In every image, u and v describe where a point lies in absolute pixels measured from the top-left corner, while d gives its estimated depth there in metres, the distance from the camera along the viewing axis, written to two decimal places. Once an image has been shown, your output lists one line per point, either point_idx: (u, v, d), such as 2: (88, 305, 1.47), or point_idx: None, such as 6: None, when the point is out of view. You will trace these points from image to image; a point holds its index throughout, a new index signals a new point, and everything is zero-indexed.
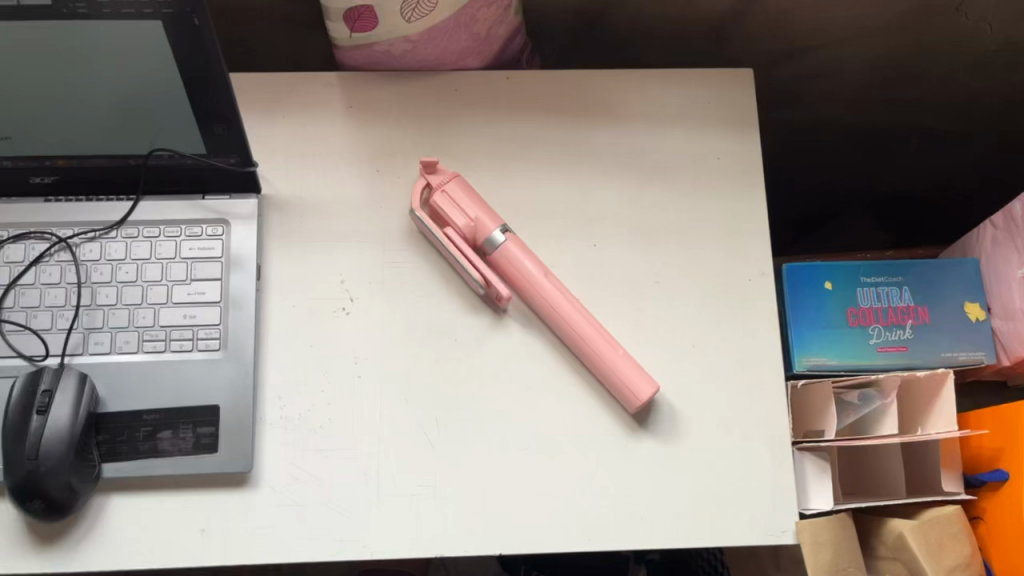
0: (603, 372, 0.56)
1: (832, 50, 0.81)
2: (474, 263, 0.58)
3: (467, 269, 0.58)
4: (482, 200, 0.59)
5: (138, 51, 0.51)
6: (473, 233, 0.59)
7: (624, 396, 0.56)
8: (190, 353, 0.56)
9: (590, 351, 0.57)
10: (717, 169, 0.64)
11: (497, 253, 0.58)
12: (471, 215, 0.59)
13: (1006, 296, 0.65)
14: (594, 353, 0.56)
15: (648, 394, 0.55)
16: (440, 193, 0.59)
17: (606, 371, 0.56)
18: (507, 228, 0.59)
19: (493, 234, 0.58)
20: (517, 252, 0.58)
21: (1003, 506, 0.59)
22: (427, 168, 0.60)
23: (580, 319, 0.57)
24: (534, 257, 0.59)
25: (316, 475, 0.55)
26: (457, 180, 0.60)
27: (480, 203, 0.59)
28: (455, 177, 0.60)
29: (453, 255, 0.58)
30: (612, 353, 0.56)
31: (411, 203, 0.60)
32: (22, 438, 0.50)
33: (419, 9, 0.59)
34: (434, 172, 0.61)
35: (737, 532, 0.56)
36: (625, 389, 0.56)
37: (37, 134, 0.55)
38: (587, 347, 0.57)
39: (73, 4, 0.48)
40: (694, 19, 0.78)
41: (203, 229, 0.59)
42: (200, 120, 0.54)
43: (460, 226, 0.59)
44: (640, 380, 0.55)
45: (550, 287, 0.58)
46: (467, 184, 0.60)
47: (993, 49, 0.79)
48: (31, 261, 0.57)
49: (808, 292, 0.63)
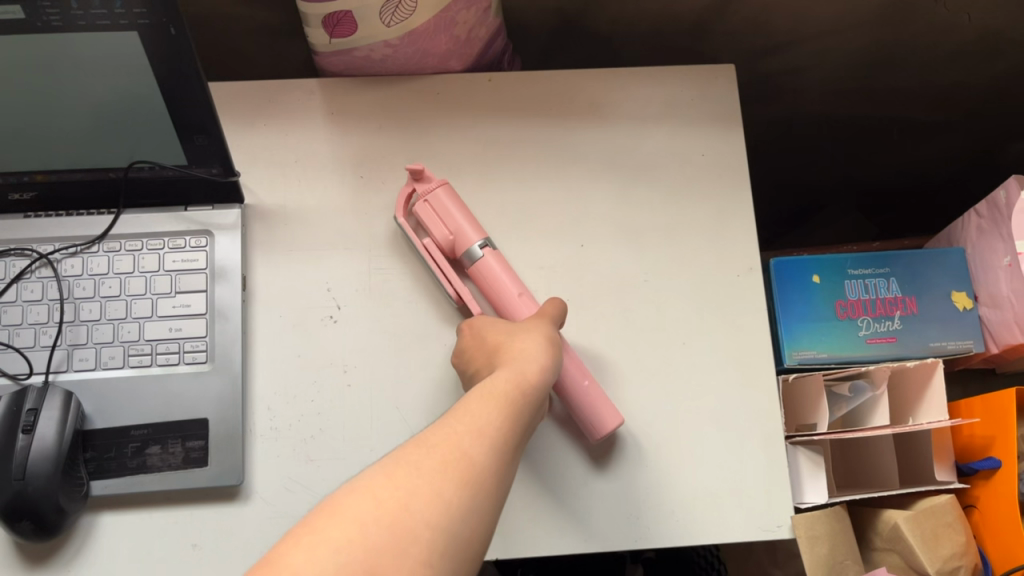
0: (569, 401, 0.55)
1: (813, 43, 0.81)
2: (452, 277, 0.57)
3: (443, 283, 0.57)
4: (466, 210, 0.58)
5: (117, 62, 0.50)
6: (453, 245, 0.58)
7: (588, 425, 0.55)
8: (177, 366, 0.56)
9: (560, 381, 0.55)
10: (702, 166, 0.64)
11: (474, 267, 0.57)
12: (450, 228, 0.57)
13: (992, 285, 0.65)
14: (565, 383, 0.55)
15: (611, 426, 0.54)
16: (423, 203, 0.58)
17: (573, 401, 0.55)
18: (489, 241, 0.58)
19: (472, 247, 0.57)
20: (494, 266, 0.57)
21: (996, 493, 0.60)
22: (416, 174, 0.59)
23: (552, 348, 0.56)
24: (510, 275, 0.57)
25: (307, 487, 0.54)
26: (444, 188, 0.58)
27: (466, 214, 0.58)
28: (442, 185, 0.59)
29: (431, 267, 0.58)
30: (578, 383, 0.55)
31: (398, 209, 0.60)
32: (8, 458, 0.49)
33: (398, 14, 0.58)
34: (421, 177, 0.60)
35: (735, 529, 0.55)
36: (590, 418, 0.55)
37: (17, 148, 0.54)
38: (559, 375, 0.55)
39: (47, 17, 0.47)
40: (675, 16, 0.78)
41: (186, 241, 0.58)
42: (179, 132, 0.54)
43: (439, 238, 0.58)
44: (605, 413, 0.55)
45: (521, 309, 0.56)
46: (454, 194, 0.59)
47: (972, 37, 0.80)
48: (12, 278, 0.56)
49: (795, 286, 0.63)
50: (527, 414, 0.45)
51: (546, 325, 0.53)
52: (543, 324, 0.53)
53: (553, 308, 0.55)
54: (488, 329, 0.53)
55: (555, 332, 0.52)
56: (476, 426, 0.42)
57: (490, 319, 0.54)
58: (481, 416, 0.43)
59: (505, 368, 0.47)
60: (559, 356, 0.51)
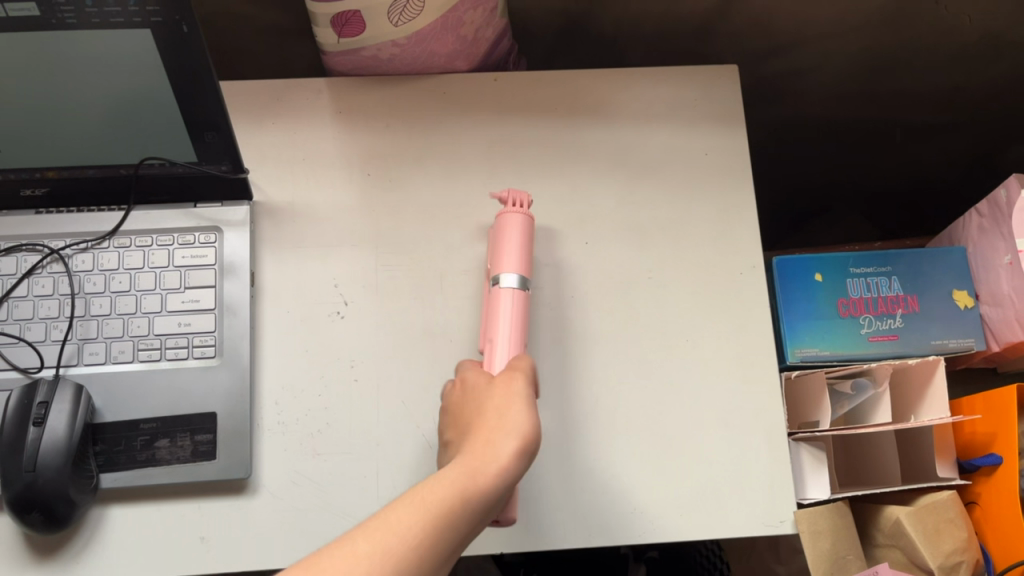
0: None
1: (816, 46, 0.82)
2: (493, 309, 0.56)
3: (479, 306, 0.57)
4: (508, 242, 0.53)
5: (128, 60, 0.51)
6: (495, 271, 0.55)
7: None
8: (186, 361, 0.56)
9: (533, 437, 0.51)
10: (705, 165, 0.65)
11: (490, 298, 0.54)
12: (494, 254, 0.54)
13: (994, 284, 0.65)
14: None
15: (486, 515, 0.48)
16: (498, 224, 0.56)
17: None
18: (505, 278, 0.52)
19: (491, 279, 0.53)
20: (490, 305, 0.52)
21: (998, 489, 0.60)
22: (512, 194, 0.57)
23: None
24: (511, 326, 0.51)
25: (315, 481, 0.55)
26: (510, 214, 0.54)
27: (521, 251, 0.53)
28: (510, 215, 0.54)
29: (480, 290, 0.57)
30: None
31: None
32: (20, 451, 0.50)
33: (406, 14, 0.59)
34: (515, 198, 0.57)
35: (738, 523, 0.56)
36: None
37: (29, 145, 0.55)
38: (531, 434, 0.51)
39: (62, 14, 0.49)
40: (678, 17, 0.79)
41: (196, 237, 0.59)
42: (189, 129, 0.55)
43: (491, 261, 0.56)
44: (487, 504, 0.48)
45: (489, 358, 0.51)
46: (525, 228, 0.54)
47: (972, 40, 0.81)
48: (24, 273, 0.57)
49: (798, 284, 0.64)
50: (461, 529, 0.40)
51: (520, 397, 0.46)
52: (522, 403, 0.45)
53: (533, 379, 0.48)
54: (467, 400, 0.48)
55: (534, 416, 0.45)
56: (383, 549, 0.37)
57: (477, 376, 0.48)
58: (397, 532, 0.38)
59: (456, 466, 0.42)
60: (528, 450, 0.44)
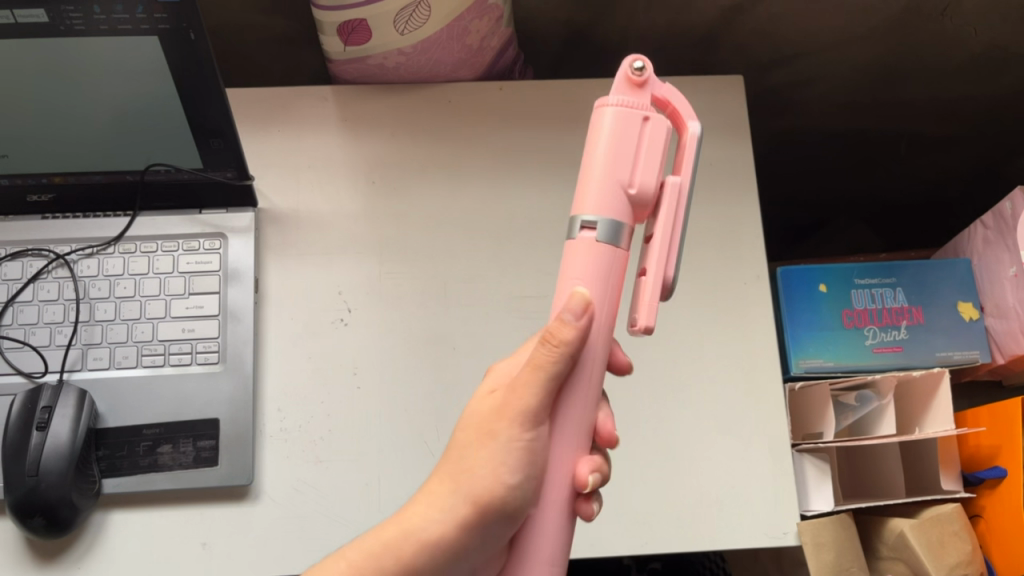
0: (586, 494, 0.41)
1: (821, 56, 0.83)
2: (665, 255, 0.41)
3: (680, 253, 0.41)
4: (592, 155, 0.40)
5: (136, 66, 0.53)
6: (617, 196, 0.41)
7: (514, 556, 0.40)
8: (189, 367, 0.56)
9: (602, 464, 0.40)
10: (710, 175, 0.65)
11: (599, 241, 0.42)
12: None
13: (999, 297, 0.65)
14: (596, 467, 0.39)
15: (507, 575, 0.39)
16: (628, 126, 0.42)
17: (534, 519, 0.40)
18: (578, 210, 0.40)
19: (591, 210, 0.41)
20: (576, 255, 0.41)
21: (1002, 503, 0.60)
22: (636, 72, 0.40)
23: (570, 437, 0.39)
24: (573, 283, 0.39)
25: (316, 487, 0.55)
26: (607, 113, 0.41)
27: (606, 161, 0.40)
28: (603, 109, 0.41)
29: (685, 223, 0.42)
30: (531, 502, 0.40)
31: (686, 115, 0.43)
32: (22, 455, 0.50)
33: (412, 22, 0.59)
34: (644, 77, 0.40)
35: (740, 535, 0.56)
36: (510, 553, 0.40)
37: (36, 151, 0.56)
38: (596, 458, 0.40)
39: (70, 21, 0.50)
40: (683, 27, 0.79)
41: (200, 243, 0.59)
42: (196, 135, 0.56)
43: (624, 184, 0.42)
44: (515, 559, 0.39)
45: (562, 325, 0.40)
46: (614, 127, 0.40)
47: (978, 52, 0.81)
48: (29, 278, 0.57)
49: (802, 295, 0.64)
50: None
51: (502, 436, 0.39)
52: (489, 449, 0.39)
53: (528, 409, 0.38)
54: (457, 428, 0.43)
55: (497, 466, 0.39)
56: None
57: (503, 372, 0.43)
58: None
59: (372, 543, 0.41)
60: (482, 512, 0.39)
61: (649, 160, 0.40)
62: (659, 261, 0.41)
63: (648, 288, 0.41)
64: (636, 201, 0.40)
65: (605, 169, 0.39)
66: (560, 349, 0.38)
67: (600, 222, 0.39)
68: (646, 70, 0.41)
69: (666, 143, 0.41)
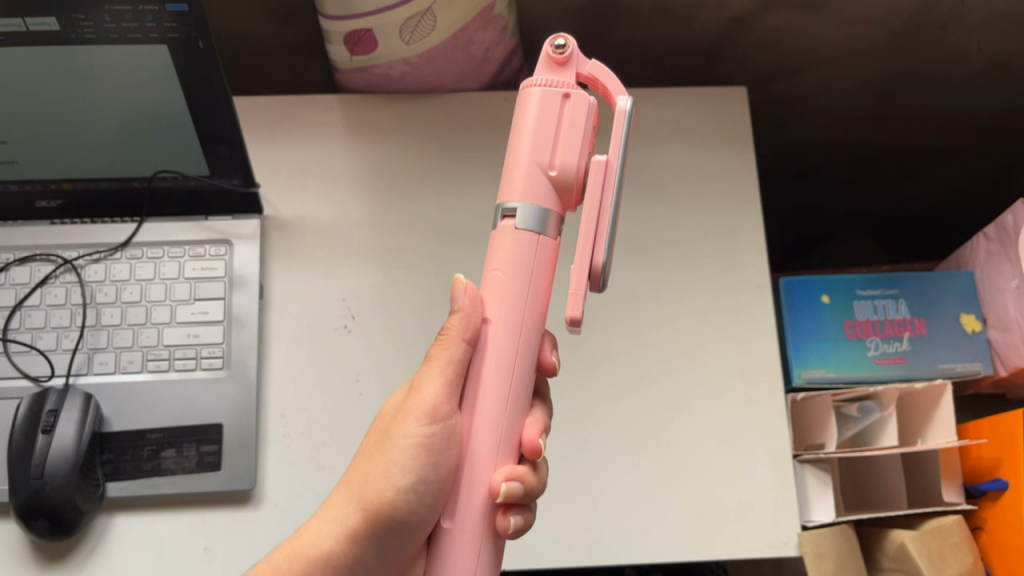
0: (506, 507, 0.39)
1: (823, 69, 0.83)
2: (594, 238, 0.40)
3: (609, 238, 0.41)
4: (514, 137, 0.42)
5: (145, 75, 0.54)
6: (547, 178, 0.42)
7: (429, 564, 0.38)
8: (193, 372, 0.57)
9: (524, 473, 0.38)
10: (713, 185, 0.65)
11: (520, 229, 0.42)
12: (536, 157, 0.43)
13: (1001, 308, 0.64)
14: (513, 474, 0.38)
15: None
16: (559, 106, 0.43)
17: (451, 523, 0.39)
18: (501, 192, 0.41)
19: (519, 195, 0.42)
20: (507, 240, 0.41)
21: (1004, 515, 0.59)
22: (557, 51, 0.42)
23: (482, 440, 0.38)
24: (494, 270, 0.40)
25: (317, 492, 0.55)
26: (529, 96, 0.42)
27: (524, 141, 0.41)
28: (528, 89, 0.42)
29: (615, 204, 0.41)
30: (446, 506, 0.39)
31: (614, 93, 0.43)
32: (27, 458, 0.50)
33: (417, 32, 0.60)
34: (564, 54, 0.42)
35: (740, 545, 0.56)
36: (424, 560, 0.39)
37: (46, 155, 0.57)
38: (519, 467, 0.39)
39: (81, 30, 0.51)
40: (687, 39, 0.80)
41: (206, 249, 0.60)
42: (203, 142, 0.57)
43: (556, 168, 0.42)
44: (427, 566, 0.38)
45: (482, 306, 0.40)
46: (533, 108, 0.41)
47: (980, 66, 0.81)
48: (37, 282, 0.58)
49: (805, 306, 0.64)
50: None
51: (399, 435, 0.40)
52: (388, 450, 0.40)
53: (424, 406, 0.39)
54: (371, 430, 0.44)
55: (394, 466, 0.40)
56: None
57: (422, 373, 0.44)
58: None
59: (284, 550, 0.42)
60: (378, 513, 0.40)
61: (569, 143, 0.40)
62: (585, 249, 0.40)
63: (576, 278, 0.40)
64: (558, 182, 0.40)
65: (525, 152, 0.41)
66: (455, 339, 0.39)
67: (521, 208, 0.40)
68: (568, 48, 0.42)
69: (589, 121, 0.41)
